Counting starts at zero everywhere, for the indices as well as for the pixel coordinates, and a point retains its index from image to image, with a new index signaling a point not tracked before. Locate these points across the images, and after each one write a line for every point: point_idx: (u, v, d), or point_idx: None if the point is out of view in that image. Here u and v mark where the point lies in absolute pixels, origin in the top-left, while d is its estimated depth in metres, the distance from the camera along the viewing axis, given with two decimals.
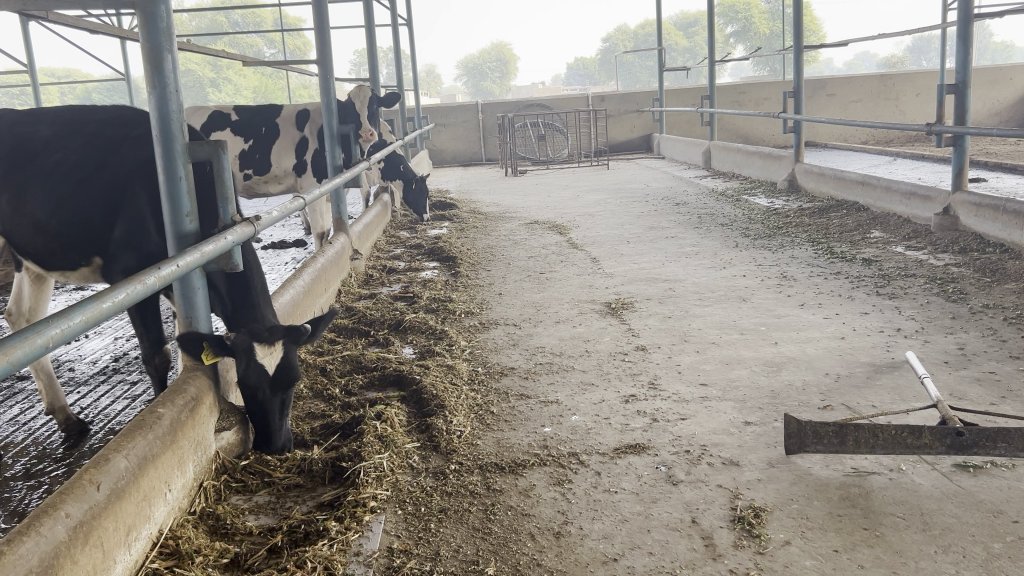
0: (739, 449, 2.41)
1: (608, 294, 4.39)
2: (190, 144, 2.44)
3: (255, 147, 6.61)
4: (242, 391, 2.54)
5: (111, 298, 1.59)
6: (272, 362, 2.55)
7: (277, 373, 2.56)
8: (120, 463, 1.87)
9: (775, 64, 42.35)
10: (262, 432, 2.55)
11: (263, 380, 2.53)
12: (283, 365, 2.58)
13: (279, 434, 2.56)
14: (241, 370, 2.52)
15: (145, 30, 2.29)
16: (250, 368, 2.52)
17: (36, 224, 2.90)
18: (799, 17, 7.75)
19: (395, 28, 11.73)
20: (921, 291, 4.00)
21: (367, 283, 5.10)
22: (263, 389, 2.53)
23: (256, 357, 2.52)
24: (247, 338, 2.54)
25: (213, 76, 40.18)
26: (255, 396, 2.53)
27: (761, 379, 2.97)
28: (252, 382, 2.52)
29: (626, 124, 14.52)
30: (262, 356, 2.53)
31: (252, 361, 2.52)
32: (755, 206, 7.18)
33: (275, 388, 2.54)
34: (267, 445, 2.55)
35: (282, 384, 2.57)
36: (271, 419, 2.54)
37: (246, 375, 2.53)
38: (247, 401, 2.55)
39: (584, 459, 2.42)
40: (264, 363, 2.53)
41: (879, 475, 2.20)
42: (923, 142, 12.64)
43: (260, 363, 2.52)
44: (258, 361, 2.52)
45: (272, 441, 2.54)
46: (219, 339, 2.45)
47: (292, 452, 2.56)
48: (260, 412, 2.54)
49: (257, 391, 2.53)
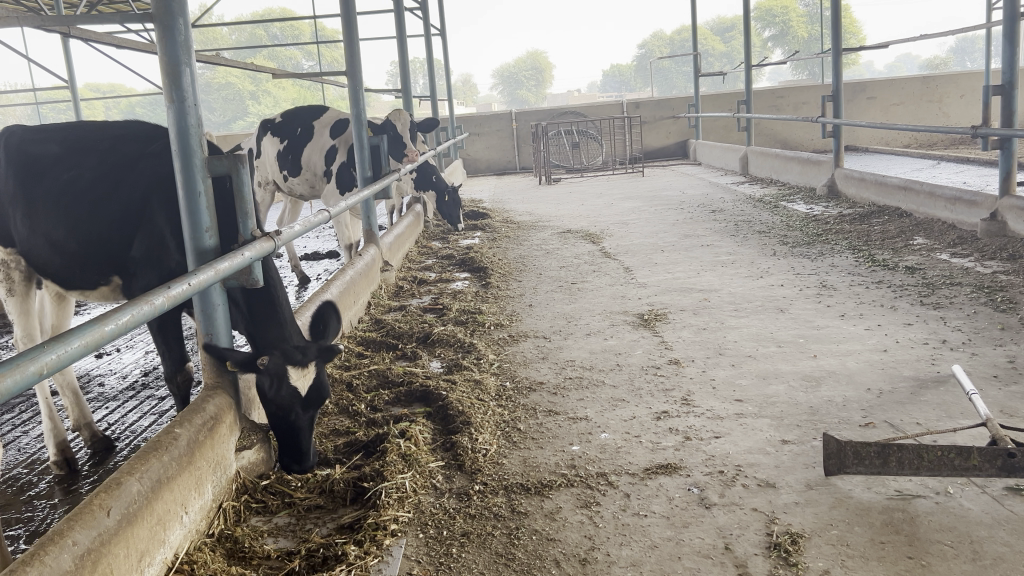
0: (775, 469, 2.31)
1: (641, 305, 4.30)
2: (209, 159, 2.39)
3: (288, 149, 6.62)
4: (275, 413, 2.48)
5: (114, 320, 1.54)
6: (305, 383, 2.48)
7: (310, 393, 2.49)
8: (133, 486, 1.82)
9: (813, 68, 41.74)
10: (293, 450, 2.50)
11: (296, 401, 2.46)
12: (316, 385, 2.51)
13: (309, 451, 2.51)
14: (272, 391, 2.46)
15: (163, 44, 2.26)
16: (282, 389, 2.45)
17: (53, 244, 2.88)
18: (837, 19, 7.58)
19: (428, 38, 11.75)
20: (968, 301, 3.84)
21: (397, 294, 5.05)
22: (296, 409, 2.46)
23: (289, 380, 2.46)
24: (280, 360, 2.48)
25: (253, 89, 40.75)
26: (287, 417, 2.47)
27: (799, 395, 2.85)
28: (285, 404, 2.46)
29: (661, 131, 14.37)
30: (296, 378, 2.47)
31: (285, 384, 2.45)
32: (793, 212, 7.02)
33: (307, 407, 2.48)
34: (295, 462, 2.50)
35: (314, 402, 2.50)
36: (301, 438, 2.48)
37: (277, 397, 2.46)
38: (278, 422, 2.49)
39: (613, 481, 2.33)
40: (298, 386, 2.47)
41: (924, 498, 2.08)
42: (967, 146, 12.32)
43: (293, 385, 2.46)
44: (291, 383, 2.46)
45: (303, 458, 2.49)
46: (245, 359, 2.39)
47: (318, 471, 2.51)
48: (290, 432, 2.48)
49: (290, 412, 2.46)
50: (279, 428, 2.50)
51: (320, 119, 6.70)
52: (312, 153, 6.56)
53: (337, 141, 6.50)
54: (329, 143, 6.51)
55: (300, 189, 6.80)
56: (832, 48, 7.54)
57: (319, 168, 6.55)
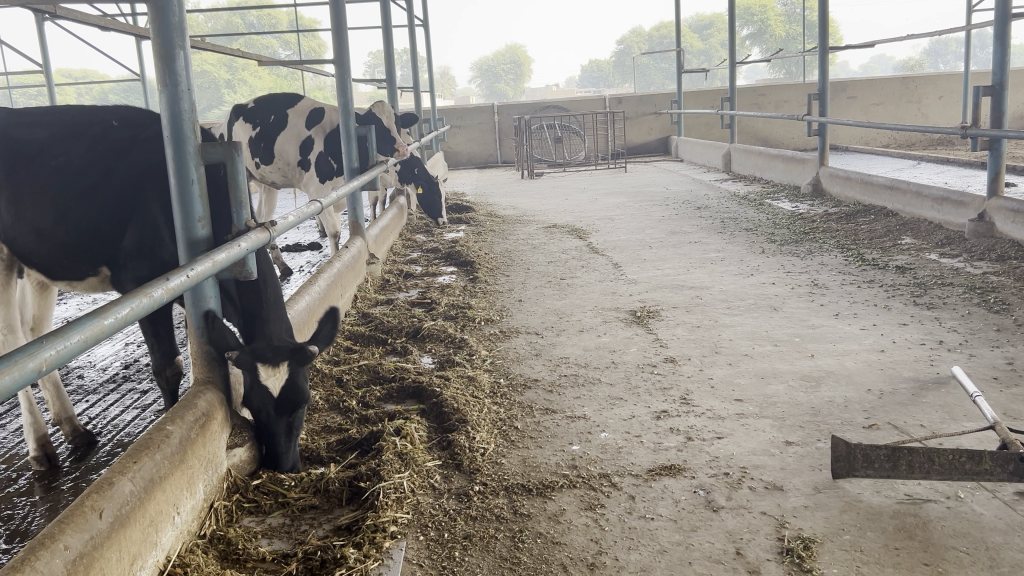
0: (781, 472, 2.27)
1: (633, 301, 4.25)
2: (203, 146, 2.31)
3: (261, 136, 6.46)
4: (251, 411, 2.44)
5: (113, 314, 1.47)
6: (276, 384, 2.41)
7: (283, 395, 2.41)
8: (125, 487, 1.74)
9: (791, 68, 42.00)
10: (271, 453, 2.42)
11: (266, 402, 2.40)
12: (290, 386, 2.43)
13: (286, 456, 2.41)
14: (245, 390, 2.42)
15: (156, 27, 2.17)
16: (253, 390, 2.41)
17: (39, 233, 2.76)
18: (826, 17, 7.57)
19: (411, 28, 11.62)
20: (961, 301, 3.84)
21: (383, 287, 4.97)
22: (268, 410, 2.41)
23: (258, 379, 2.40)
24: (251, 356, 2.39)
25: (229, 78, 40.28)
26: (260, 417, 2.42)
27: (800, 395, 2.81)
28: (257, 404, 2.41)
29: (643, 126, 14.37)
30: (266, 378, 2.40)
31: (256, 383, 2.40)
32: (779, 210, 7.02)
33: (280, 409, 2.41)
34: (276, 467, 2.41)
35: (289, 405, 2.42)
36: (277, 441, 2.41)
37: (251, 396, 2.43)
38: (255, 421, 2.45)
39: (616, 482, 2.28)
40: (269, 386, 2.40)
41: (935, 502, 2.05)
42: (947, 146, 12.42)
43: (263, 385, 2.40)
44: (261, 383, 2.40)
45: (280, 463, 2.41)
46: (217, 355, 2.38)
47: (304, 472, 2.42)
48: (265, 435, 2.43)
49: (261, 413, 2.42)
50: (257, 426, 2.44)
51: (295, 106, 6.55)
52: (286, 141, 6.43)
53: (313, 131, 6.40)
54: (304, 133, 6.38)
55: (273, 177, 6.65)
56: (818, 46, 7.52)
57: (293, 158, 6.43)
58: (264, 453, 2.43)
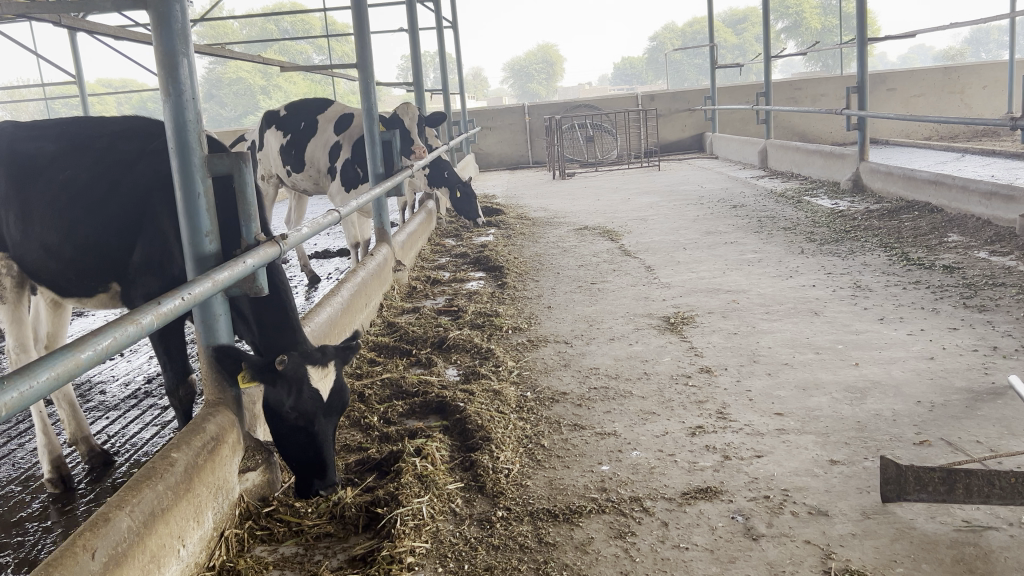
0: (826, 495, 2.11)
1: (666, 307, 4.10)
2: (209, 157, 2.21)
3: (292, 144, 6.40)
4: (294, 423, 2.27)
5: (91, 346, 1.34)
6: (325, 386, 2.32)
7: (331, 398, 2.33)
8: (122, 522, 1.65)
9: (829, 61, 41.32)
10: (311, 465, 2.29)
11: (319, 407, 2.29)
12: (336, 389, 2.36)
13: (331, 465, 2.30)
14: (292, 399, 2.26)
15: (158, 33, 2.08)
16: (302, 395, 2.27)
17: (47, 249, 2.72)
18: (865, 9, 7.32)
19: (440, 31, 11.52)
20: (1014, 302, 3.63)
21: (410, 295, 4.88)
22: (319, 417, 2.29)
23: (311, 382, 2.29)
24: (299, 360, 2.32)
25: (264, 85, 40.73)
26: (309, 427, 2.28)
27: (844, 408, 2.65)
28: (307, 411, 2.27)
29: (677, 124, 14.16)
30: (318, 379, 2.31)
31: (305, 387, 2.27)
32: (818, 208, 6.80)
33: (328, 413, 2.32)
34: (318, 477, 2.29)
35: (334, 410, 2.34)
36: (324, 451, 2.29)
37: (298, 403, 2.26)
38: (296, 433, 2.28)
39: (648, 507, 2.13)
40: (318, 388, 2.30)
41: (996, 530, 1.88)
42: (991, 137, 12.05)
43: (314, 387, 2.29)
44: (312, 385, 2.28)
45: (325, 473, 2.29)
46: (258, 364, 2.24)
47: (336, 490, 2.30)
48: (310, 445, 2.28)
49: (313, 421, 2.28)
50: (289, 442, 2.30)
51: (324, 112, 6.47)
52: (315, 148, 6.34)
53: (340, 136, 6.27)
54: (332, 139, 6.28)
55: (303, 184, 6.58)
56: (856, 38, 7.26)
57: (323, 165, 6.31)
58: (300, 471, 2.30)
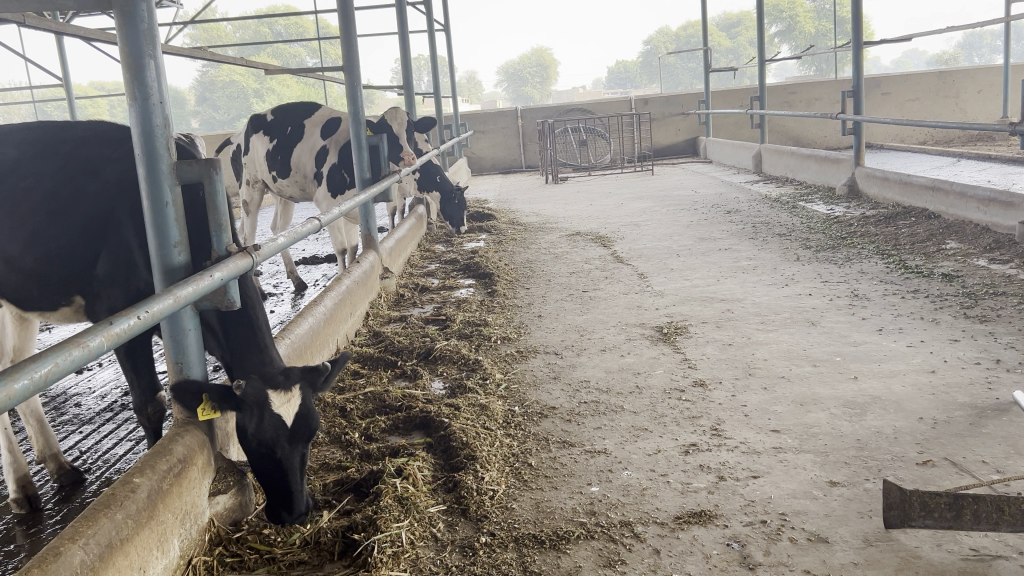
0: (825, 520, 2.01)
1: (659, 316, 4.00)
2: (178, 164, 2.10)
3: (278, 148, 6.29)
4: (257, 450, 2.18)
5: (27, 374, 1.22)
6: (289, 411, 2.20)
7: (295, 424, 2.20)
8: (74, 557, 1.53)
9: (823, 65, 41.35)
10: (281, 493, 2.17)
11: (281, 433, 2.17)
12: (303, 413, 2.23)
13: (299, 495, 2.18)
14: (253, 426, 2.17)
15: (123, 33, 1.96)
16: (263, 422, 2.17)
17: (8, 260, 2.58)
18: (861, 13, 7.23)
19: (431, 34, 11.40)
20: (1015, 313, 3.53)
21: (398, 303, 4.77)
22: (282, 443, 2.17)
23: (272, 407, 2.18)
24: (260, 385, 2.21)
25: (257, 88, 40.57)
26: (272, 454, 2.17)
27: (843, 426, 2.54)
28: (267, 439, 2.16)
29: (671, 127, 14.08)
30: (279, 405, 2.19)
31: (266, 413, 2.17)
32: (814, 213, 6.71)
33: (293, 440, 2.19)
34: (287, 507, 2.16)
35: (300, 436, 2.21)
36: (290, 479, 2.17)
37: (260, 430, 2.17)
38: (262, 463, 2.19)
39: (639, 532, 2.03)
40: (281, 414, 2.18)
41: (1006, 559, 1.78)
42: (987, 143, 11.99)
43: (276, 413, 2.17)
44: (273, 411, 2.17)
45: (293, 505, 2.16)
46: (221, 391, 2.14)
47: (313, 519, 2.18)
48: (276, 472, 2.18)
49: (274, 449, 2.17)
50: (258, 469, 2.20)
51: (312, 116, 6.36)
52: (302, 153, 6.22)
53: (327, 141, 6.15)
54: (319, 144, 6.16)
55: (290, 190, 6.46)
56: (852, 42, 7.17)
57: (309, 170, 6.19)
58: (272, 492, 2.18)
